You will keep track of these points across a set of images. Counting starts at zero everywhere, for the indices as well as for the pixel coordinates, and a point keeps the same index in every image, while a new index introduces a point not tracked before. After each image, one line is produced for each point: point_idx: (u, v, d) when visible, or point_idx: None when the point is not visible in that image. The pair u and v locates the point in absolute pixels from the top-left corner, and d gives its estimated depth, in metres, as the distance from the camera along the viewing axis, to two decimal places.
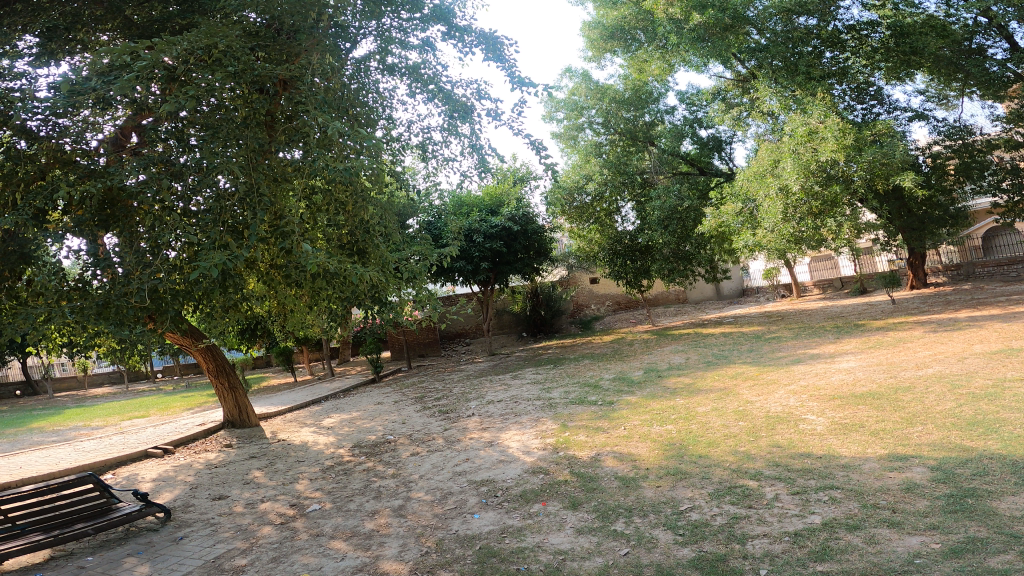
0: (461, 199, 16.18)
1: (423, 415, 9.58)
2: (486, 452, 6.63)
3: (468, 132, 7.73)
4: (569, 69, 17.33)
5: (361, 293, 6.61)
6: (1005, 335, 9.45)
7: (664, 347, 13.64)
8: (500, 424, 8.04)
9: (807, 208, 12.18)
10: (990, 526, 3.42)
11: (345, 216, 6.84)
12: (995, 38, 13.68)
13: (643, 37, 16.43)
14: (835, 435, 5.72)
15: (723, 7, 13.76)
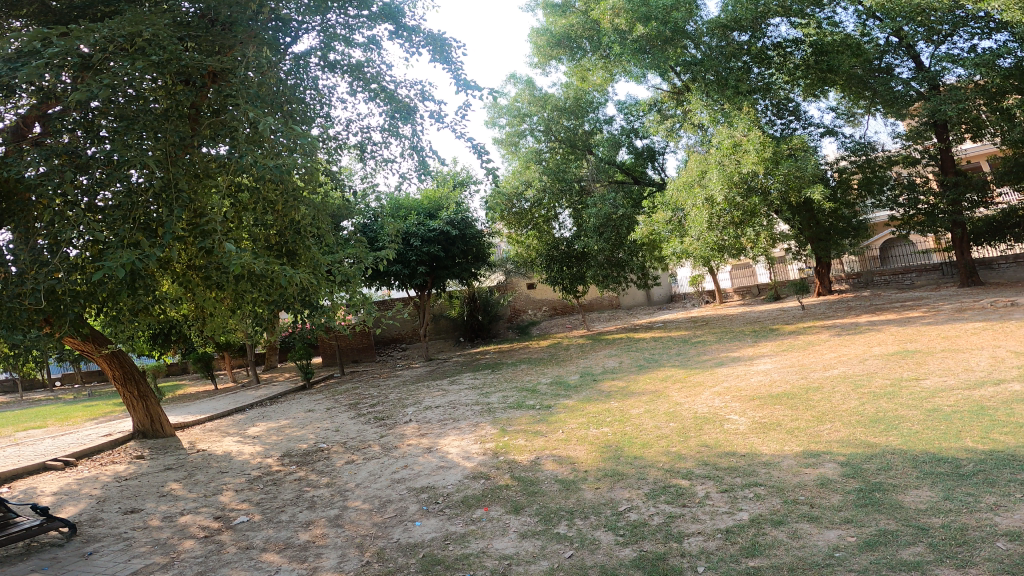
0: (399, 203, 15.94)
1: (357, 422, 9.36)
2: (425, 459, 6.56)
3: (409, 133, 7.63)
4: (513, 76, 17.45)
5: (289, 297, 6.29)
6: (901, 338, 10.32)
7: (598, 351, 13.97)
8: (438, 429, 7.97)
9: (730, 218, 12.83)
10: (898, 519, 3.72)
11: (274, 216, 6.56)
12: (903, 57, 14.92)
13: (588, 46, 16.89)
14: (756, 434, 6.05)
15: (666, 20, 14.26)
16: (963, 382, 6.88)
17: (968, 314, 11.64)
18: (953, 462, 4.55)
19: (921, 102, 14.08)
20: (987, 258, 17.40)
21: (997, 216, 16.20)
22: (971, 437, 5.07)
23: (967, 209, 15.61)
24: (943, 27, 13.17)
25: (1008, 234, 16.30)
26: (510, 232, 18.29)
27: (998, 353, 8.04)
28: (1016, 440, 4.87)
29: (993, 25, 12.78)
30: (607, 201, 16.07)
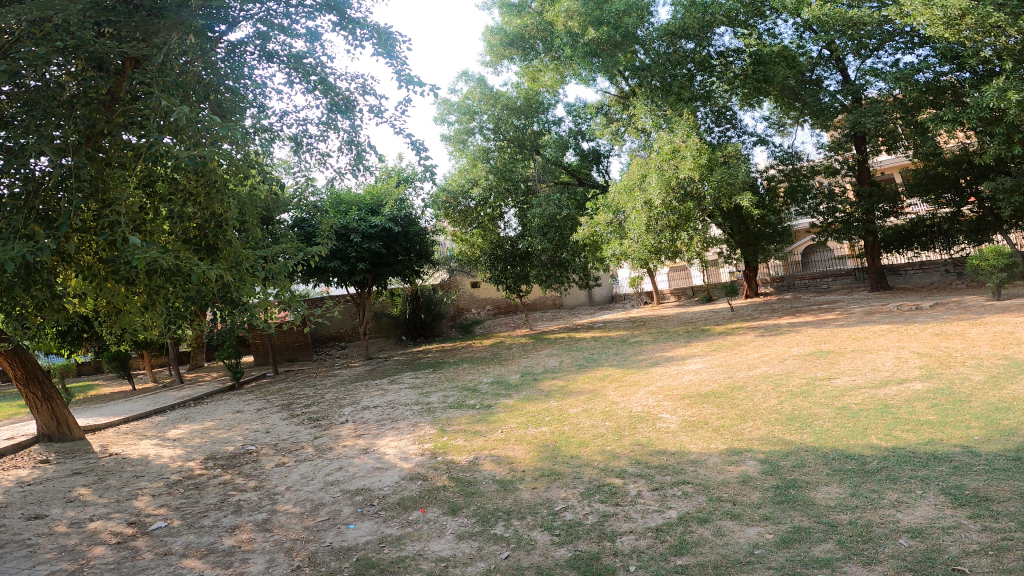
0: (340, 198, 15.77)
1: (290, 423, 9.11)
2: (361, 460, 6.46)
3: (347, 127, 7.49)
4: (465, 73, 17.35)
5: (209, 294, 6.01)
6: (817, 338, 10.98)
7: (540, 351, 14.14)
8: (375, 430, 7.86)
9: (666, 222, 13.24)
10: (811, 516, 3.96)
11: (195, 209, 6.24)
12: (832, 71, 15.79)
13: (541, 47, 17.03)
14: (685, 432, 6.29)
15: (616, 25, 14.52)
16: (870, 381, 7.40)
17: (877, 317, 12.52)
18: (860, 459, 4.88)
19: (844, 114, 14.94)
20: (896, 265, 18.56)
21: (907, 225, 17.55)
22: (876, 435, 5.45)
23: (880, 218, 16.57)
24: (871, 40, 13.80)
25: (915, 242, 17.67)
26: (455, 230, 18.23)
27: (902, 354, 8.67)
28: (914, 436, 5.27)
29: (917, 39, 13.65)
30: (552, 201, 16.25)
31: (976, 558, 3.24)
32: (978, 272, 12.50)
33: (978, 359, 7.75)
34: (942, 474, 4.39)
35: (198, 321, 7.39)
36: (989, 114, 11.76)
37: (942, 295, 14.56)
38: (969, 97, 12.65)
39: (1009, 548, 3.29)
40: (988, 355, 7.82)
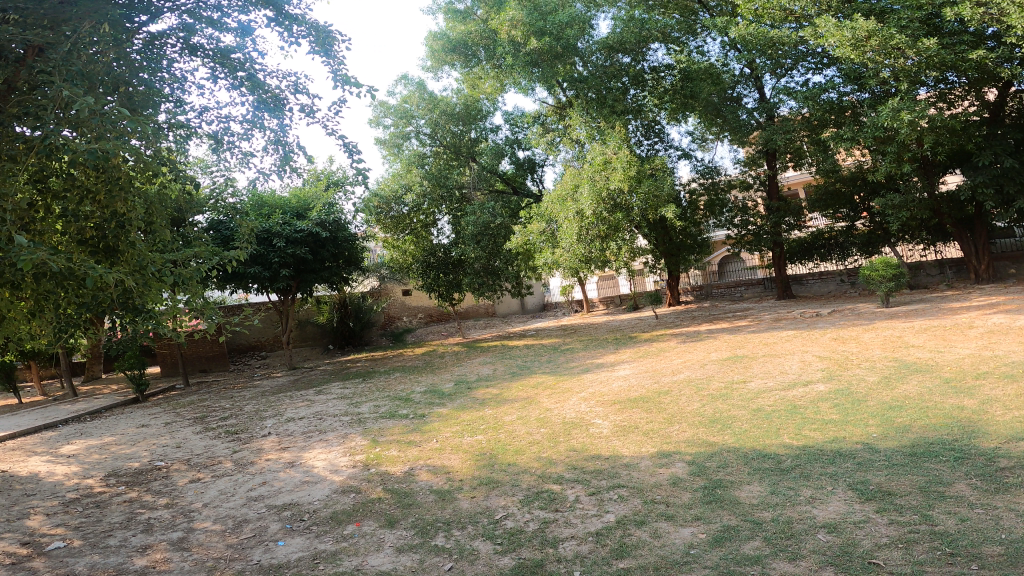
0: (263, 199, 15.15)
1: (204, 437, 8.59)
2: (286, 474, 6.19)
3: (274, 126, 7.18)
4: (405, 76, 17.12)
5: (108, 300, 5.53)
6: (732, 344, 11.59)
7: (473, 359, 14.12)
8: (301, 442, 7.56)
9: (597, 232, 13.59)
10: (738, 515, 4.15)
11: (95, 208, 5.74)
12: (751, 88, 16.78)
13: (483, 55, 17.01)
14: (617, 437, 6.45)
15: (558, 36, 14.85)
16: (779, 384, 7.88)
17: (784, 324, 13.40)
18: (776, 458, 5.17)
19: (760, 130, 15.89)
20: (799, 274, 19.59)
21: (807, 237, 19.15)
22: (788, 434, 5.80)
23: (786, 231, 17.80)
24: (787, 60, 14.75)
25: (815, 253, 19.21)
26: (386, 237, 17.86)
27: (806, 357, 9.31)
28: (821, 435, 5.65)
29: (826, 59, 14.56)
30: (485, 210, 16.38)
31: (888, 551, 3.48)
32: (870, 282, 13.61)
33: (872, 361, 8.44)
34: (848, 470, 4.72)
35: (97, 330, 6.90)
36: (882, 134, 12.73)
37: (840, 303, 15.75)
38: (865, 117, 13.56)
39: (916, 540, 3.56)
40: (880, 358, 8.53)
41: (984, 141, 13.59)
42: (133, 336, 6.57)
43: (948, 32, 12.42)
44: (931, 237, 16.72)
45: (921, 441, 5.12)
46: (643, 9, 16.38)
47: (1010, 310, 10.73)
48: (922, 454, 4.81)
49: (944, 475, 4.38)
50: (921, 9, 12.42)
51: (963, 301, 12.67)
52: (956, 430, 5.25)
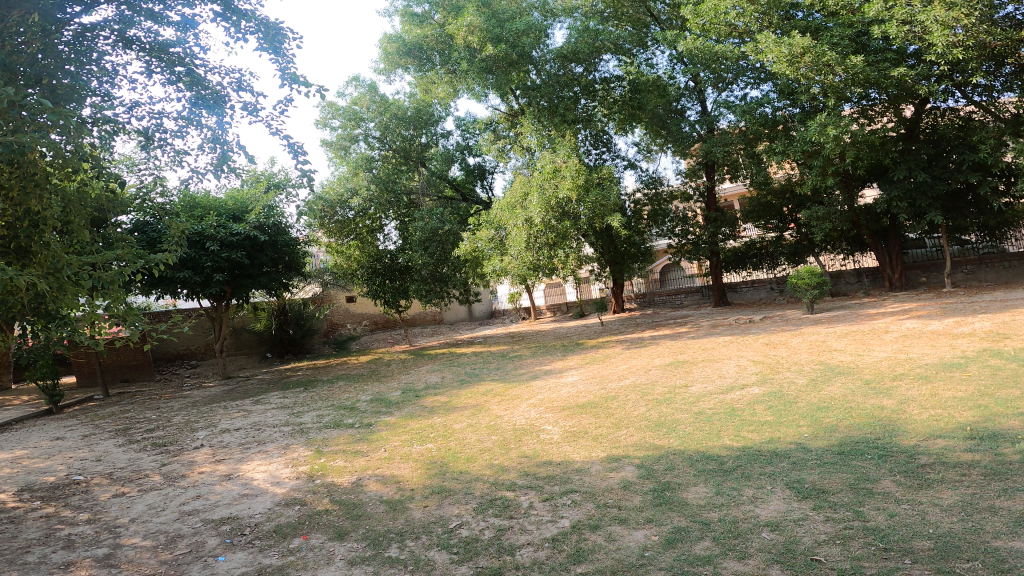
0: (196, 202, 14.35)
1: (129, 449, 8.10)
2: (223, 487, 5.91)
3: (213, 125, 6.90)
4: (356, 78, 16.81)
5: (19, 305, 5.11)
6: (674, 350, 11.91)
7: (420, 367, 13.93)
8: (238, 454, 7.23)
9: (545, 239, 13.71)
10: (687, 516, 4.24)
11: (6, 204, 5.30)
12: (694, 101, 17.41)
13: (438, 59, 16.98)
14: (568, 442, 6.49)
15: (514, 43, 15.01)
16: (719, 387, 8.15)
17: (722, 329, 13.88)
18: (719, 459, 5.33)
19: (700, 142, 16.48)
20: (732, 282, 20.29)
21: (741, 247, 19.95)
22: (728, 436, 5.99)
23: (722, 240, 18.55)
24: (728, 74, 15.38)
25: (748, 263, 20.08)
26: (329, 242, 17.42)
27: (742, 361, 9.68)
28: (759, 436, 5.87)
29: (763, 76, 15.23)
30: (434, 216, 16.28)
31: (827, 547, 3.58)
32: (798, 289, 14.30)
33: (801, 364, 8.86)
34: (784, 469, 4.90)
35: (8, 337, 6.34)
36: (810, 148, 13.42)
37: (772, 309, 16.47)
38: (796, 130, 14.25)
39: (852, 536, 3.68)
40: (808, 361, 8.97)
41: (899, 157, 14.64)
42: (47, 343, 6.08)
43: (873, 50, 13.25)
44: (850, 248, 17.90)
45: (848, 439, 5.38)
46: (597, 19, 17.40)
47: (922, 315, 11.49)
48: (850, 452, 5.05)
49: (871, 472, 4.59)
50: (852, 26, 13.28)
51: (880, 307, 13.53)
52: (879, 429, 5.55)
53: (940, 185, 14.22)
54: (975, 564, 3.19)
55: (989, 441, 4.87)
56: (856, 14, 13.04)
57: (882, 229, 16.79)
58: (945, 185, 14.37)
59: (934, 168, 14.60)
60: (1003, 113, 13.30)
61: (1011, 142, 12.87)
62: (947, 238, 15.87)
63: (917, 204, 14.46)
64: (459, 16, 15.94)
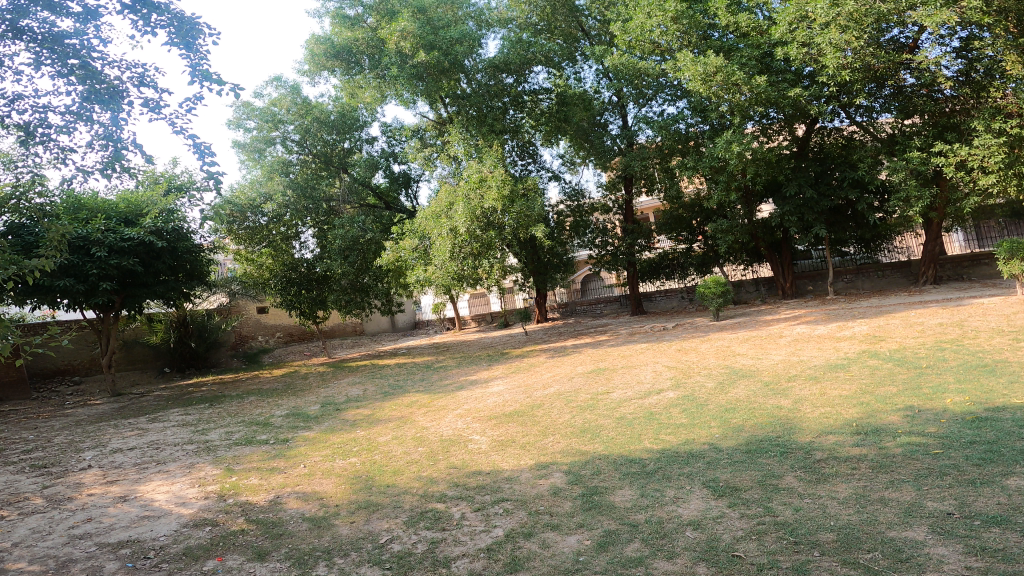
0: (78, 202, 12.99)
1: (2, 472, 7.27)
2: (121, 509, 5.42)
3: (108, 122, 6.39)
4: (278, 78, 16.18)
5: None
6: (596, 357, 12.20)
7: (340, 379, 13.46)
8: (134, 475, 6.67)
9: (470, 249, 13.68)
10: (617, 519, 4.31)
11: None
12: (615, 116, 18.05)
13: (367, 63, 16.47)
14: (496, 451, 6.48)
15: (447, 51, 14.97)
16: (638, 393, 8.41)
17: (639, 337, 14.38)
18: (641, 462, 5.49)
19: (621, 156, 17.08)
20: (648, 291, 20.98)
21: (655, 258, 20.63)
22: (648, 439, 6.20)
23: (639, 251, 19.34)
24: (649, 90, 16.12)
25: (662, 273, 20.81)
26: (237, 249, 16.33)
27: (658, 367, 10.07)
28: (676, 438, 6.10)
29: (680, 93, 16.02)
30: (355, 224, 15.88)
31: (746, 543, 3.67)
32: (705, 298, 15.05)
33: (710, 368, 9.32)
34: (701, 469, 5.10)
35: None
36: (717, 164, 14.24)
37: (682, 318, 17.24)
38: (706, 146, 15.09)
39: (765, 531, 3.78)
40: (716, 365, 9.46)
41: (791, 174, 15.78)
42: None
43: (775, 70, 14.19)
44: (749, 259, 19.13)
45: (754, 438, 5.69)
46: (530, 32, 17.91)
47: (811, 321, 12.41)
48: (757, 451, 5.32)
49: (776, 468, 4.84)
50: (760, 48, 14.25)
51: (774, 314, 14.52)
52: (779, 428, 5.90)
53: (824, 201, 15.60)
54: (874, 554, 3.28)
55: (874, 435, 5.27)
56: (763, 36, 14.12)
57: (776, 241, 18.05)
58: (829, 201, 15.69)
59: (820, 184, 15.90)
60: (880, 133, 14.61)
61: (886, 160, 14.13)
62: (832, 250, 17.34)
63: (805, 218, 15.69)
64: (394, 21, 15.63)
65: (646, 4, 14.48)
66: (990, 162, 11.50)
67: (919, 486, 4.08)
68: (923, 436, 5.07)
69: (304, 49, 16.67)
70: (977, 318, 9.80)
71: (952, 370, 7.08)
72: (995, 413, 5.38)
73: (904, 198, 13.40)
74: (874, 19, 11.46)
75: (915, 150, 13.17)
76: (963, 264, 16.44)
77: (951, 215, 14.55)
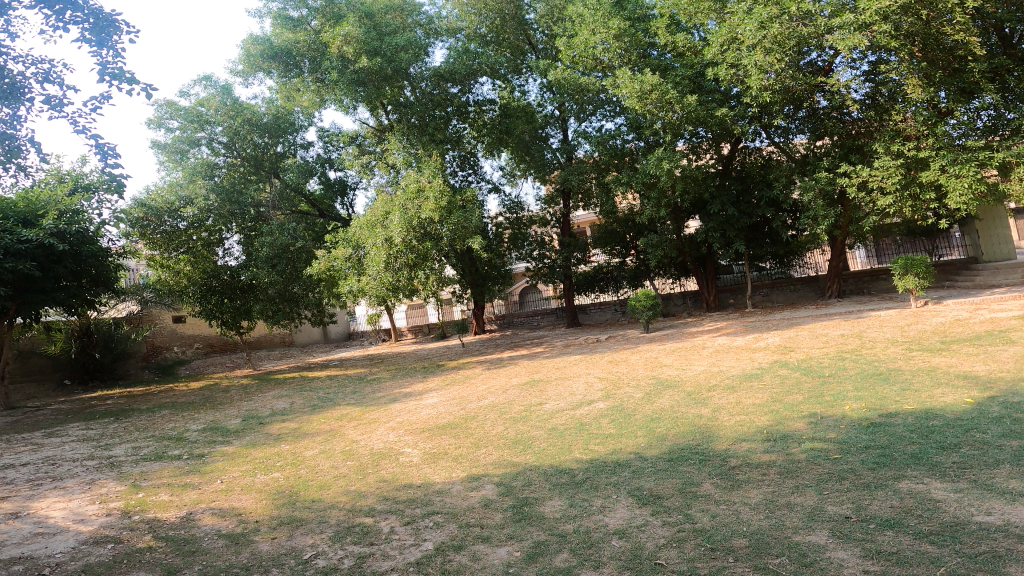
0: None
1: None
2: (12, 527, 5.02)
3: (6, 116, 5.98)
4: (208, 77, 15.62)
5: None
6: (530, 369, 12.30)
7: (266, 392, 12.96)
8: (28, 492, 6.19)
9: (405, 260, 13.55)
10: (546, 529, 4.35)
11: None
12: (557, 130, 18.40)
13: (306, 66, 16.15)
14: (428, 464, 6.41)
15: (390, 58, 14.84)
16: (569, 404, 8.53)
17: (573, 349, 14.58)
18: (570, 472, 5.57)
19: (560, 170, 17.48)
20: (582, 304, 21.44)
21: (590, 271, 21.10)
22: (578, 449, 6.31)
23: (574, 265, 19.79)
24: (589, 105, 16.59)
25: (597, 286, 21.26)
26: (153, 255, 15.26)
27: (590, 378, 10.25)
28: (604, 447, 6.23)
29: (618, 110, 16.49)
30: (285, 232, 15.44)
31: (667, 550, 3.79)
32: (635, 311, 15.45)
33: (638, 379, 9.56)
34: (627, 478, 5.22)
35: None
36: (649, 180, 14.73)
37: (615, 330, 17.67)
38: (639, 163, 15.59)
39: (685, 538, 3.91)
40: (643, 376, 9.73)
41: (715, 192, 16.53)
42: None
43: (706, 90, 14.89)
44: (676, 273, 19.83)
45: (676, 447, 5.89)
46: (479, 42, 18.02)
47: (731, 333, 12.98)
48: (678, 459, 5.51)
49: (696, 476, 5.03)
50: (694, 68, 14.95)
51: (699, 326, 15.08)
52: (698, 436, 6.14)
53: (744, 218, 16.44)
54: (781, 559, 3.45)
55: (782, 441, 5.57)
56: (697, 56, 14.82)
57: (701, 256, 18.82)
58: (748, 218, 16.57)
59: (741, 202, 16.73)
60: (794, 153, 15.47)
61: (799, 180, 15.00)
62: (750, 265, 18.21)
63: (726, 234, 16.47)
64: (338, 25, 15.37)
65: (591, 21, 14.83)
66: (887, 184, 12.41)
67: (821, 490, 4.34)
68: (825, 442, 5.39)
69: (240, 49, 16.12)
70: (874, 329, 10.56)
71: (851, 378, 7.58)
72: (888, 419, 5.80)
73: (812, 216, 14.26)
74: (796, 42, 12.19)
75: (822, 171, 14.07)
76: (865, 279, 17.66)
77: (853, 233, 15.68)
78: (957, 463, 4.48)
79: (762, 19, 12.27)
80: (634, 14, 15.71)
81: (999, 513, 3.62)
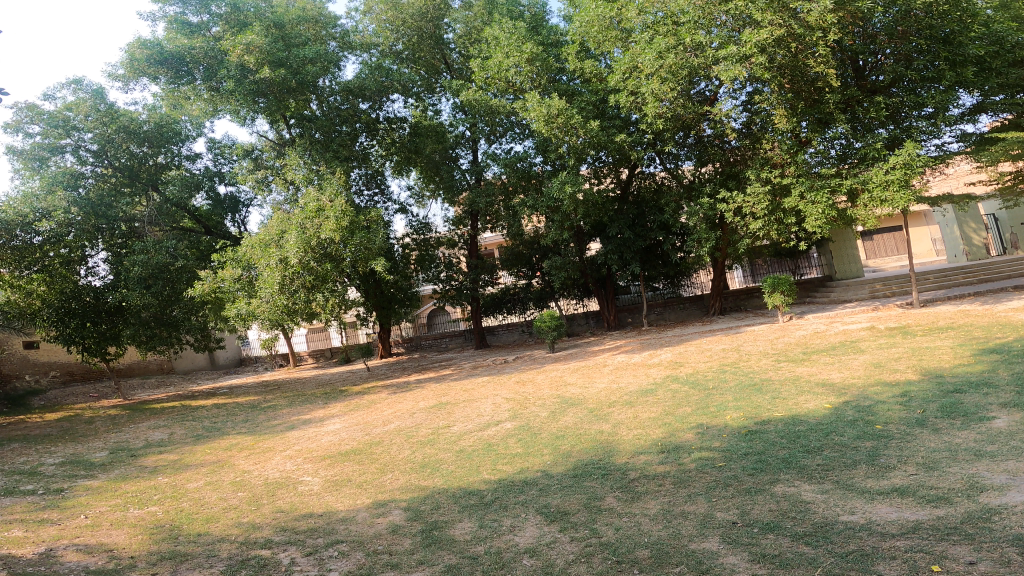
0: None
1: None
2: None
3: None
4: (77, 80, 14.35)
5: None
6: (437, 392, 12.12)
7: (140, 423, 11.85)
8: None
9: (302, 282, 13.01)
10: (456, 552, 4.31)
11: None
12: (467, 151, 18.63)
13: (199, 74, 15.25)
14: (330, 492, 6.16)
15: (296, 70, 14.35)
16: (477, 425, 8.53)
17: (479, 371, 14.55)
18: (479, 493, 5.57)
19: (468, 192, 17.75)
20: (490, 325, 21.57)
21: (498, 292, 21.03)
22: (486, 470, 6.31)
23: (482, 286, 19.87)
24: (500, 126, 17.00)
25: (504, 306, 21.36)
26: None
27: (497, 399, 10.29)
28: (511, 467, 6.29)
29: (527, 133, 16.99)
30: (162, 250, 14.23)
31: (576, 565, 3.88)
32: (540, 331, 15.74)
33: (544, 399, 9.73)
34: (534, 496, 5.31)
35: None
36: (553, 204, 15.27)
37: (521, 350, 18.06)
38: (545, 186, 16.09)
39: (592, 552, 4.03)
40: (549, 396, 9.89)
41: (613, 215, 17.29)
42: None
43: (609, 116, 15.73)
44: (579, 294, 20.50)
45: (580, 462, 6.06)
46: (394, 59, 17.95)
47: (628, 351, 13.57)
48: (582, 474, 5.67)
49: (599, 490, 5.20)
50: (598, 93, 15.78)
51: (599, 345, 15.61)
52: (600, 451, 6.36)
53: (639, 241, 17.39)
54: (681, 567, 3.65)
55: (674, 452, 5.90)
56: (602, 83, 15.63)
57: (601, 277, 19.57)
58: (642, 240, 17.53)
59: (637, 226, 17.72)
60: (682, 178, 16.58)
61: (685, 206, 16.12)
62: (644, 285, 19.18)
63: (624, 256, 17.42)
64: (241, 32, 14.69)
65: (505, 44, 15.09)
66: (757, 209, 13.66)
67: (710, 497, 4.64)
68: (711, 451, 5.77)
69: (123, 51, 14.83)
70: (750, 343, 11.48)
71: (731, 390, 8.15)
72: (763, 426, 6.31)
73: (697, 239, 15.44)
74: (687, 72, 13.17)
75: (705, 197, 15.14)
76: (741, 296, 19.21)
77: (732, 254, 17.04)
78: (822, 465, 4.97)
79: (660, 49, 13.16)
80: (548, 40, 16.60)
81: (860, 512, 4.05)
